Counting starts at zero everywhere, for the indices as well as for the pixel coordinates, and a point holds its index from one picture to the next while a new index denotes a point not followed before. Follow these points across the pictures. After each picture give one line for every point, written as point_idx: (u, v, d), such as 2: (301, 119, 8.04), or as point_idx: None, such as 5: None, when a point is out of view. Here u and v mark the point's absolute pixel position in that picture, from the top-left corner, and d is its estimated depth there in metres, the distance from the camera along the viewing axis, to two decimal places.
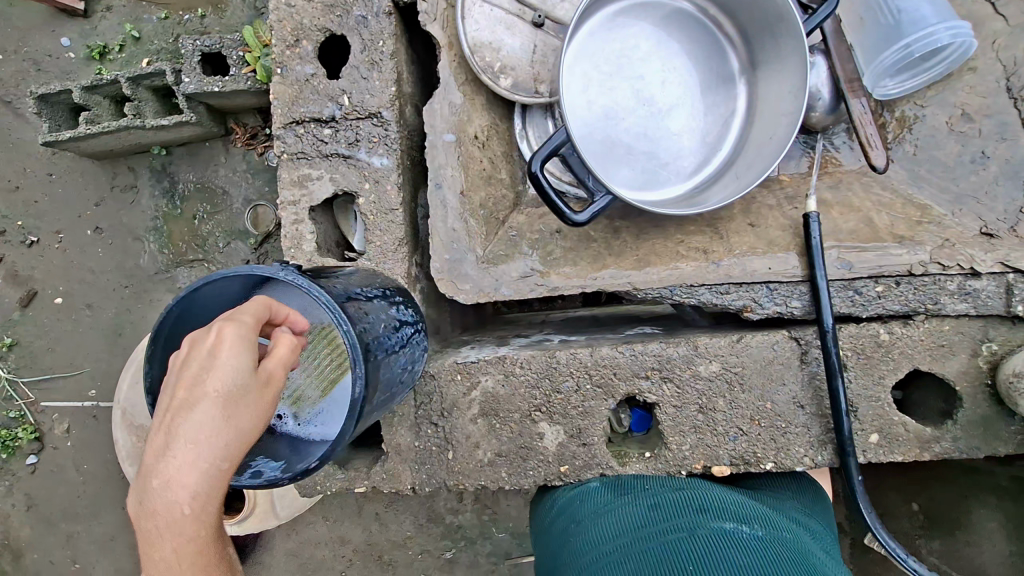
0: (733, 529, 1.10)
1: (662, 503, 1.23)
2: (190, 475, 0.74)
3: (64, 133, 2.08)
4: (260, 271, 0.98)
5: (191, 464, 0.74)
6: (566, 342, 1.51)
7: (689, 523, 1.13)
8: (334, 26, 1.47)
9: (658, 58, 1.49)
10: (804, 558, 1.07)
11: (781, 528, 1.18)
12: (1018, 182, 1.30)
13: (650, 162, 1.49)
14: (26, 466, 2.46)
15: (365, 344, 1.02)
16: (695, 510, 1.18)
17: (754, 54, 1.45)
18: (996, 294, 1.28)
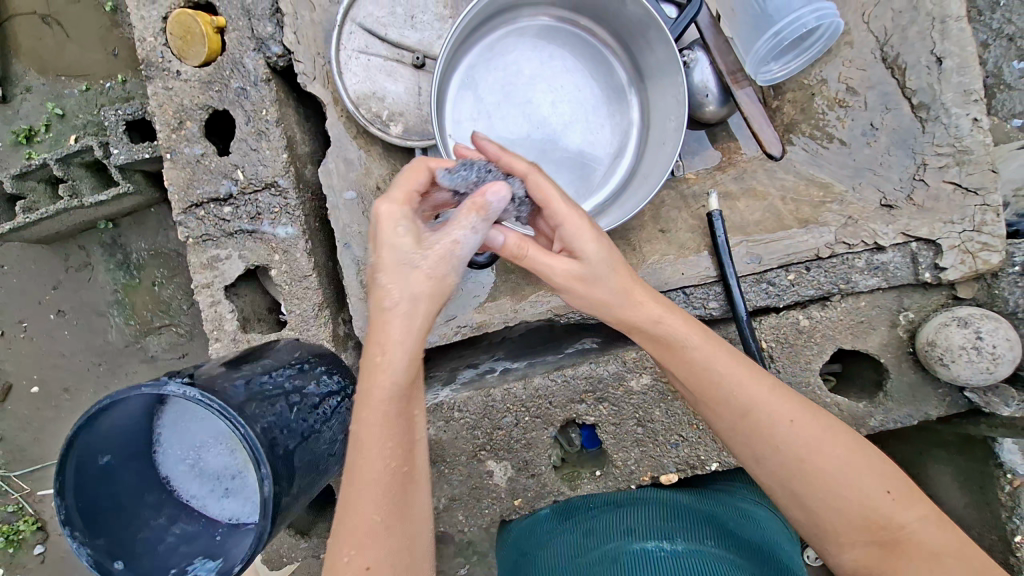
0: (652, 547, 1.15)
1: (596, 528, 1.29)
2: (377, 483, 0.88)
3: (3, 224, 1.95)
4: (148, 389, 0.96)
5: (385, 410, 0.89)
6: (505, 374, 1.51)
7: (612, 549, 1.18)
8: (214, 102, 1.45)
9: (543, 76, 1.45)
10: (723, 561, 1.12)
11: (707, 536, 1.21)
12: (907, 150, 1.30)
13: (558, 184, 1.46)
14: (35, 556, 2.39)
15: (268, 439, 1.02)
16: (623, 532, 1.24)
17: (633, 60, 1.43)
18: (903, 264, 1.28)
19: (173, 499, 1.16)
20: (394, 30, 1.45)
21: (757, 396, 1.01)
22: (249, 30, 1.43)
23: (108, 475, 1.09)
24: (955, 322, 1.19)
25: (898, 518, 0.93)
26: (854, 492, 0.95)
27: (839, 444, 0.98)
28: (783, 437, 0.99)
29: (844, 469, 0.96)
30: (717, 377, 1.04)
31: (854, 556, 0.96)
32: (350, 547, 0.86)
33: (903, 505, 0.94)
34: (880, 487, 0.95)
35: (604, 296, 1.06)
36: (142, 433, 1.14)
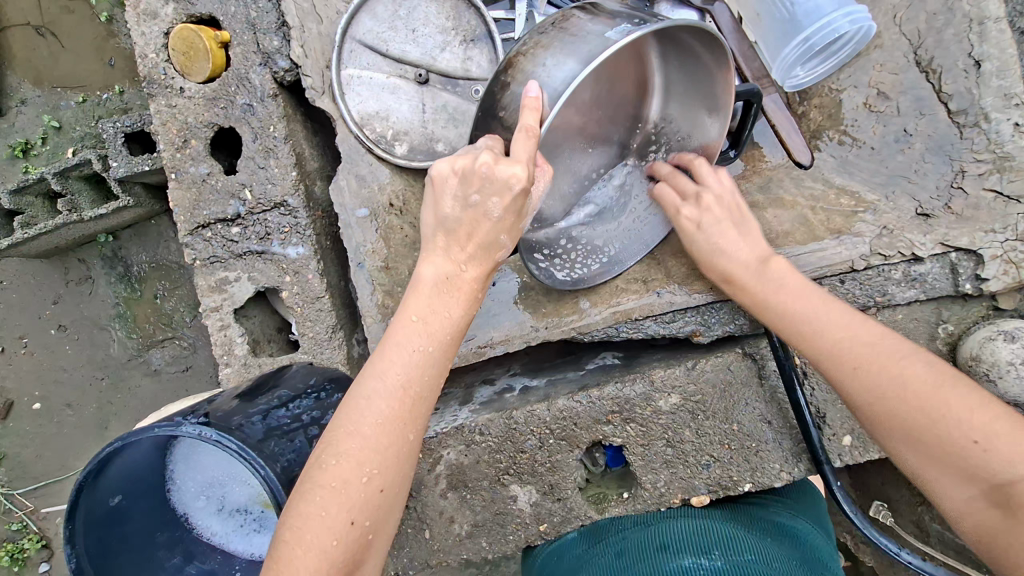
0: (691, 565, 1.08)
1: (628, 548, 1.22)
2: (376, 451, 0.92)
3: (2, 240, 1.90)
4: (161, 430, 0.91)
5: (406, 366, 0.96)
6: (526, 394, 1.45)
7: (648, 568, 1.12)
8: (220, 120, 1.39)
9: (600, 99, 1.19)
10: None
11: (746, 551, 1.13)
12: (944, 156, 1.26)
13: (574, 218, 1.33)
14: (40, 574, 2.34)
15: (288, 478, 0.97)
16: (659, 549, 1.17)
17: (674, 110, 1.29)
18: (942, 275, 1.23)
19: (187, 537, 1.11)
20: (395, 44, 1.39)
21: (844, 341, 1.04)
22: (255, 44, 1.39)
23: (120, 514, 1.05)
24: (1000, 336, 1.14)
25: (995, 467, 0.89)
26: (973, 423, 0.92)
27: (920, 367, 0.98)
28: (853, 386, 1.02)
29: (919, 409, 0.96)
30: (801, 326, 1.09)
31: (961, 495, 0.93)
32: (345, 510, 0.89)
33: (998, 448, 0.90)
34: (965, 434, 0.92)
35: (732, 263, 1.18)
36: (155, 470, 1.08)
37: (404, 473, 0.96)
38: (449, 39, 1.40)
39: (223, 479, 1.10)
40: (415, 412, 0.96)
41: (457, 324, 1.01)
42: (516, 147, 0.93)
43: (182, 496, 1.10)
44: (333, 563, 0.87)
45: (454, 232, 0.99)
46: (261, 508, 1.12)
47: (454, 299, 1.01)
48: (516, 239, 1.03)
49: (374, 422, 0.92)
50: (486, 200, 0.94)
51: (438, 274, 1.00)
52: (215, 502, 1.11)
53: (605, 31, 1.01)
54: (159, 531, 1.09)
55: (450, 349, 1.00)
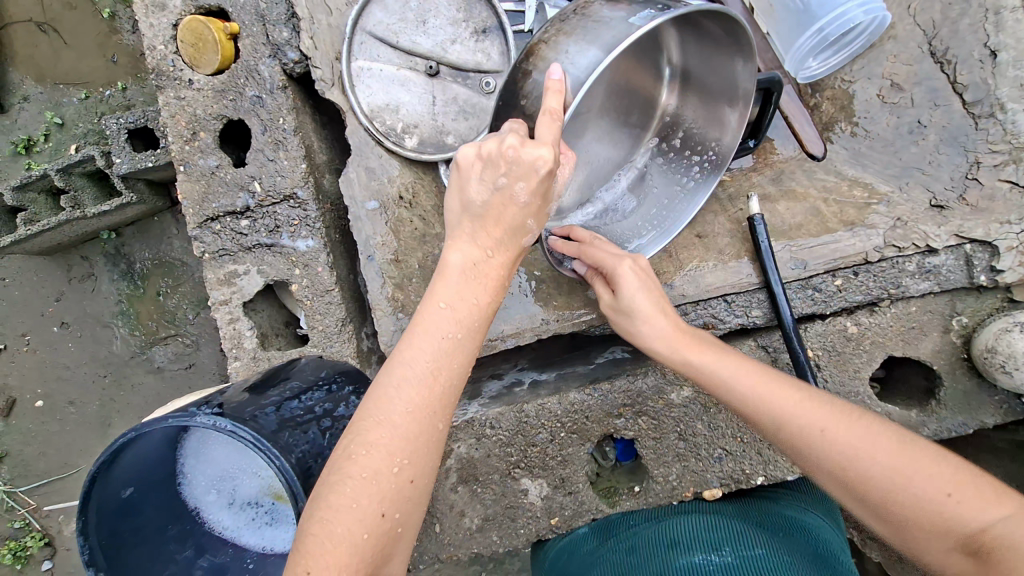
0: (702, 563, 1.09)
1: (640, 543, 1.23)
2: (406, 440, 0.90)
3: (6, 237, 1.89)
4: (175, 421, 0.90)
5: (433, 355, 0.94)
6: (536, 387, 1.44)
7: (660, 567, 1.13)
8: (229, 112, 1.38)
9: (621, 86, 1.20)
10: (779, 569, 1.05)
11: (755, 543, 1.14)
12: (958, 147, 1.25)
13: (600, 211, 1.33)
14: (43, 572, 2.33)
15: (303, 469, 0.96)
16: (668, 547, 1.18)
17: (691, 103, 1.28)
18: (956, 267, 1.22)
19: (198, 530, 1.11)
20: (406, 36, 1.38)
21: (804, 433, 0.94)
22: (264, 36, 1.38)
23: (132, 506, 1.04)
24: (1017, 328, 1.13)
25: (965, 518, 0.83)
26: (926, 493, 0.86)
27: (881, 444, 0.90)
28: (819, 448, 0.93)
29: (926, 525, 0.85)
30: (785, 431, 0.95)
31: (936, 554, 0.85)
32: (377, 501, 0.88)
33: (964, 497, 0.84)
34: (934, 509, 0.84)
35: (651, 334, 1.10)
36: (166, 461, 1.08)
37: (431, 463, 0.95)
38: (459, 30, 1.39)
39: (235, 471, 1.11)
40: (445, 398, 0.94)
41: (484, 311, 0.98)
42: (543, 130, 0.92)
43: (194, 490, 1.10)
44: (362, 556, 0.85)
45: (481, 218, 0.95)
46: (272, 501, 1.12)
47: (477, 287, 0.97)
48: (541, 227, 1.01)
49: (403, 410, 0.91)
50: (513, 185, 0.90)
51: (465, 262, 0.97)
52: (225, 495, 1.11)
53: (630, 16, 1.01)
54: (172, 523, 1.09)
55: (479, 335, 0.98)
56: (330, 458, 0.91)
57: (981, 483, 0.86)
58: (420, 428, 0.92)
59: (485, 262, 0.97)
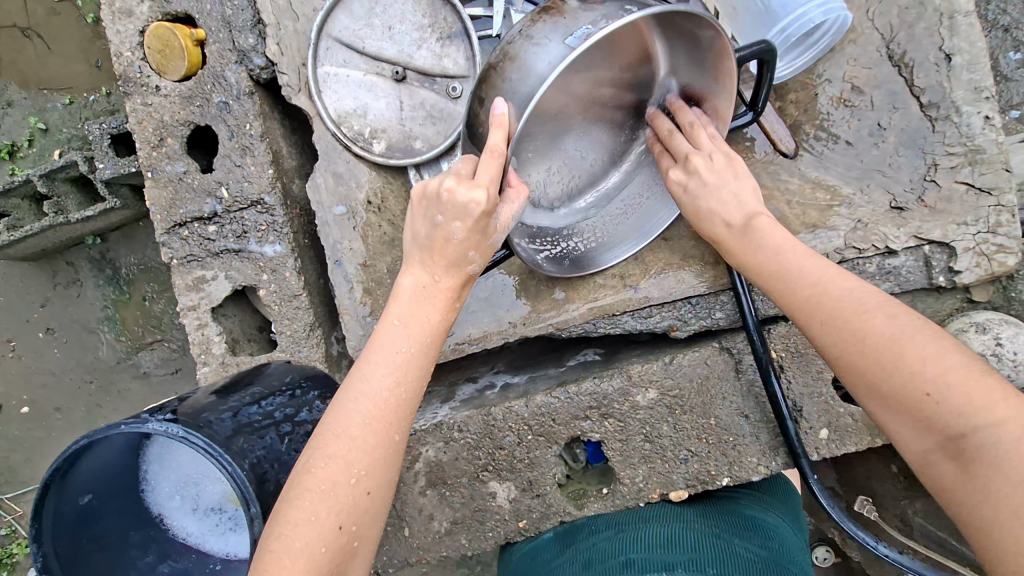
0: None
1: (597, 558, 1.23)
2: (364, 454, 0.90)
3: None
4: (126, 427, 0.90)
5: (388, 371, 0.94)
6: (505, 391, 1.45)
7: None
8: (196, 117, 1.39)
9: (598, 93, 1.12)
10: None
11: (710, 566, 1.11)
12: (917, 149, 1.26)
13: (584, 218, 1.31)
14: None
15: (258, 475, 0.96)
16: (623, 565, 1.16)
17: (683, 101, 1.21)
18: (916, 269, 1.23)
19: (161, 536, 1.10)
20: (372, 42, 1.39)
21: (897, 327, 0.84)
22: (231, 42, 1.38)
23: (91, 513, 1.04)
24: (973, 328, 1.14)
25: (947, 418, 0.78)
26: (954, 382, 0.78)
27: (889, 317, 0.85)
28: (876, 330, 0.85)
29: (878, 362, 0.84)
30: (806, 280, 0.96)
31: (919, 447, 0.82)
32: (334, 514, 0.88)
33: (950, 398, 0.77)
34: (918, 386, 0.80)
35: (715, 226, 1.11)
36: (127, 469, 1.08)
37: (389, 475, 0.94)
38: (425, 36, 1.40)
39: (197, 476, 1.12)
40: (402, 413, 0.95)
41: (437, 328, 1.00)
42: (482, 170, 0.92)
43: (157, 497, 1.10)
44: (319, 570, 0.85)
45: (428, 249, 0.98)
46: (234, 507, 1.13)
47: (430, 308, 0.99)
48: (489, 256, 1.02)
49: (359, 422, 0.91)
50: (449, 223, 0.95)
51: (417, 287, 1.00)
52: (189, 501, 1.11)
53: (572, 32, 0.96)
54: (133, 533, 1.09)
55: (433, 351, 0.99)
56: (291, 475, 0.91)
57: (995, 384, 0.76)
58: (378, 441, 0.92)
59: (434, 287, 1.00)
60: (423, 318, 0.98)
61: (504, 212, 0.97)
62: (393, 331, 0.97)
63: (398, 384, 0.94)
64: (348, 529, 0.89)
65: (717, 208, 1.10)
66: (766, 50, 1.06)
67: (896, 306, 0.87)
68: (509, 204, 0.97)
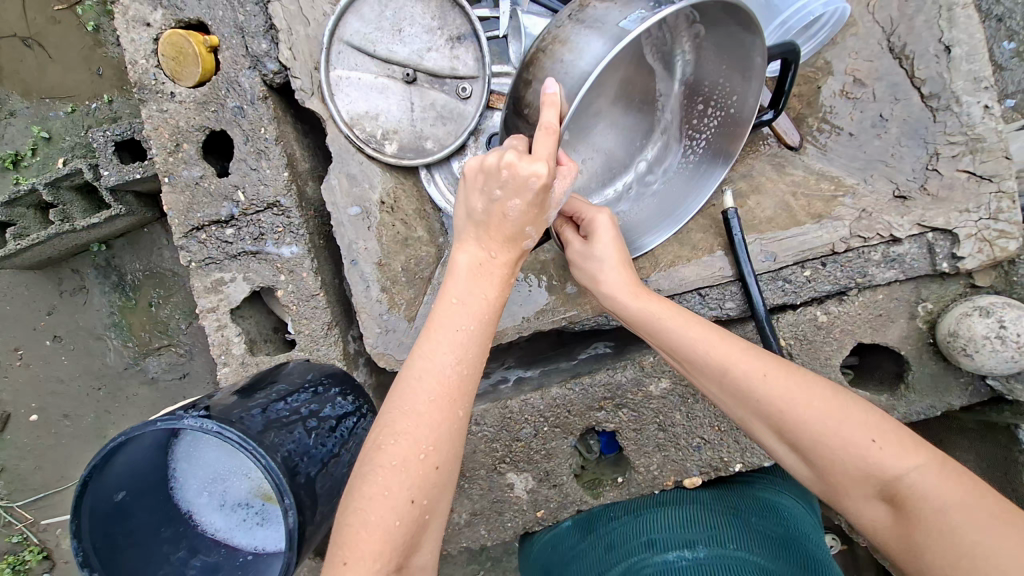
0: (675, 558, 1.15)
1: (620, 539, 1.30)
2: (432, 429, 0.94)
3: None
4: (163, 423, 0.93)
5: (454, 347, 0.97)
6: (520, 384, 1.48)
7: (637, 563, 1.20)
8: (211, 123, 1.41)
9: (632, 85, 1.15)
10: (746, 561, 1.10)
11: (728, 539, 1.18)
12: (919, 139, 1.29)
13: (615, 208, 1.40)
14: None
15: (290, 467, 0.99)
16: (645, 545, 1.23)
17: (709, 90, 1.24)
18: (920, 256, 1.26)
19: (192, 531, 1.13)
20: (383, 45, 1.41)
21: (756, 371, 0.95)
22: (243, 47, 1.40)
23: (122, 511, 1.06)
24: (977, 312, 1.17)
25: (886, 465, 0.84)
26: (839, 441, 0.87)
27: (815, 395, 0.91)
28: (757, 392, 0.95)
29: (804, 424, 0.90)
30: (687, 347, 1.03)
31: (867, 513, 0.87)
32: (405, 488, 0.91)
33: (888, 447, 0.85)
34: (802, 443, 0.90)
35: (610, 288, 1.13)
36: (156, 467, 1.11)
37: (457, 448, 0.97)
38: (435, 38, 1.43)
39: (224, 474, 1.14)
40: (470, 385, 0.98)
41: (493, 304, 1.01)
42: (540, 145, 0.95)
43: (185, 494, 1.13)
44: (396, 541, 0.90)
45: (483, 224, 1.00)
46: (262, 501, 1.15)
47: (484, 284, 1.01)
48: (541, 232, 1.05)
49: (426, 399, 0.94)
50: (507, 200, 0.96)
51: (473, 263, 1.02)
52: (217, 497, 1.14)
53: (622, 17, 1.01)
54: (164, 529, 1.11)
55: (491, 328, 1.01)
56: (365, 450, 0.95)
57: (888, 430, 0.87)
58: (445, 417, 0.95)
59: (488, 265, 1.02)
60: (480, 295, 1.00)
61: (556, 188, 1.02)
62: (454, 308, 0.99)
63: (462, 360, 0.97)
64: (420, 503, 0.93)
65: (709, 254, 1.13)
66: (791, 49, 1.10)
67: (781, 366, 0.95)
68: (560, 179, 1.02)
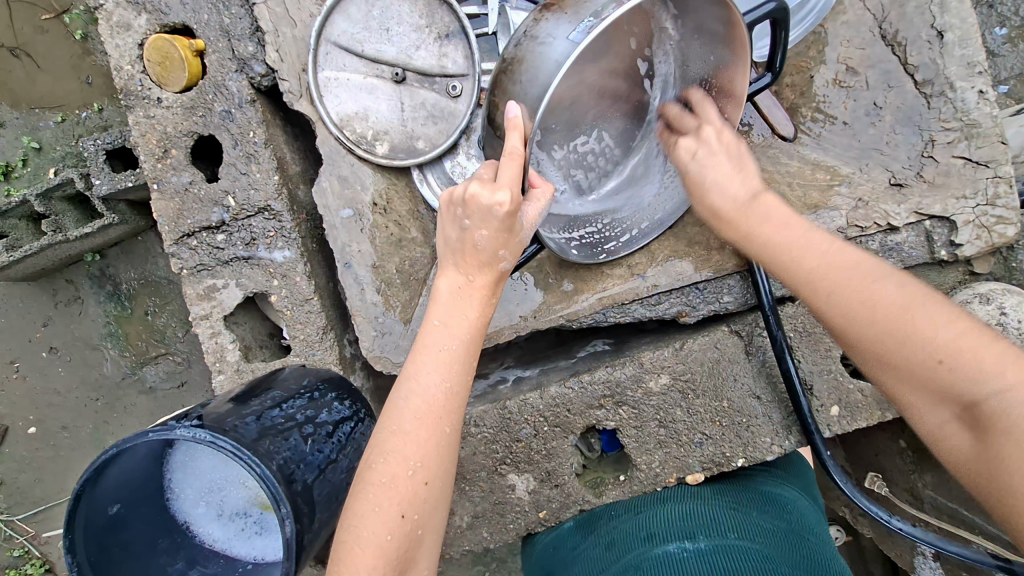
0: (675, 550, 1.14)
1: (616, 538, 1.27)
2: (418, 448, 0.93)
3: None
4: (155, 434, 0.91)
5: (439, 370, 0.96)
6: (519, 384, 1.46)
7: (635, 559, 1.17)
8: (199, 128, 1.40)
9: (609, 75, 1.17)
10: (753, 556, 1.09)
11: (728, 531, 1.18)
12: (914, 127, 1.28)
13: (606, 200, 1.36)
14: None
15: (286, 475, 0.98)
16: (645, 539, 1.22)
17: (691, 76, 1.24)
18: (918, 244, 1.25)
19: (189, 542, 1.12)
20: (371, 45, 1.40)
21: (829, 266, 0.95)
22: (230, 51, 1.39)
23: (118, 522, 1.05)
24: (977, 299, 1.15)
25: (964, 386, 0.83)
26: (980, 360, 0.82)
27: (943, 328, 0.85)
28: (886, 326, 0.89)
29: (889, 332, 0.89)
30: (822, 272, 0.95)
31: (935, 419, 0.88)
32: (396, 504, 0.90)
33: (962, 365, 0.83)
34: (929, 354, 0.85)
35: (722, 200, 1.07)
36: (152, 477, 1.09)
37: (447, 463, 0.96)
38: (423, 35, 1.41)
39: (221, 483, 1.12)
40: (456, 403, 0.97)
41: (477, 325, 1.01)
42: (504, 171, 0.95)
43: (182, 504, 1.11)
44: (389, 557, 0.88)
45: (459, 251, 1.01)
46: (260, 510, 1.14)
47: (461, 309, 1.01)
48: (518, 252, 1.04)
49: (413, 418, 0.94)
50: (476, 229, 0.98)
51: (454, 285, 1.02)
52: (214, 507, 1.12)
53: (572, 29, 0.98)
54: (161, 542, 1.09)
55: (476, 347, 1.00)
56: (357, 476, 0.94)
57: (1005, 348, 0.83)
58: (435, 434, 0.94)
59: (467, 291, 1.02)
60: (461, 320, 1.00)
61: (529, 210, 1.02)
62: (433, 332, 0.99)
63: (448, 379, 0.96)
64: (411, 521, 0.91)
65: (721, 181, 1.07)
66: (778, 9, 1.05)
67: (899, 278, 0.91)
68: (532, 203, 1.02)
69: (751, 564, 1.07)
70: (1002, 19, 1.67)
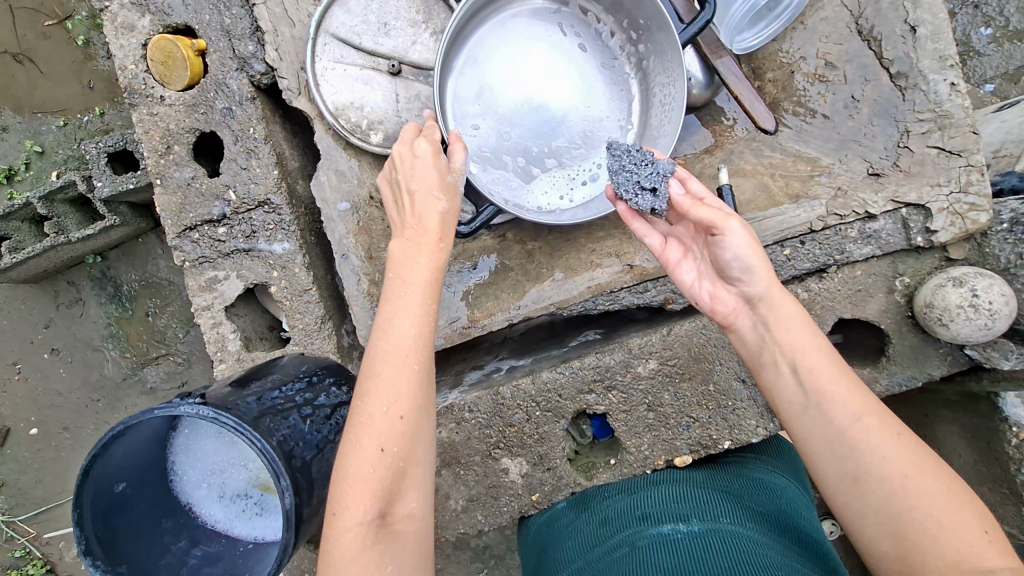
0: (668, 531, 1.15)
1: (612, 517, 1.29)
2: (393, 390, 0.94)
3: None
4: (161, 411, 0.96)
5: (404, 315, 1.00)
6: (512, 371, 1.51)
7: (629, 537, 1.18)
8: (201, 124, 1.44)
9: (540, 68, 1.42)
10: (744, 538, 1.10)
11: (721, 514, 1.19)
12: (889, 119, 1.34)
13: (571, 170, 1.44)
14: None
15: (285, 451, 1.02)
16: (640, 519, 1.23)
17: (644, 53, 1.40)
18: (895, 231, 1.29)
19: (191, 523, 1.15)
20: (369, 38, 1.45)
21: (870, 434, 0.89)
22: (231, 50, 1.44)
23: (123, 502, 1.08)
24: (951, 282, 1.20)
25: (977, 555, 0.79)
26: (930, 508, 0.83)
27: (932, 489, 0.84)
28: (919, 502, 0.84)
29: (936, 531, 0.81)
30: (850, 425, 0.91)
31: None
32: (374, 438, 0.92)
33: (986, 540, 0.81)
34: (973, 524, 0.81)
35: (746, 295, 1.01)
36: (156, 460, 1.13)
37: (422, 401, 0.96)
38: (419, 30, 1.47)
39: (224, 465, 1.17)
40: (423, 338, 1.00)
41: (431, 268, 1.05)
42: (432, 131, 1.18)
43: (185, 486, 1.15)
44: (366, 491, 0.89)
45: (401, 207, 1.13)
46: (260, 492, 1.17)
47: (416, 258, 1.06)
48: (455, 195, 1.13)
49: (381, 356, 0.97)
50: (409, 179, 1.11)
51: (403, 241, 1.07)
52: (216, 489, 1.16)
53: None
54: (165, 523, 1.13)
55: (432, 286, 1.04)
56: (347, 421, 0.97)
57: (971, 510, 0.83)
58: (409, 370, 0.96)
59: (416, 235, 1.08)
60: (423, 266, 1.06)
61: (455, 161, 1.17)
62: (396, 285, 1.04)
63: (414, 319, 1.00)
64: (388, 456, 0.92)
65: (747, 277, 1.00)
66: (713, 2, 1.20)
67: (919, 459, 0.87)
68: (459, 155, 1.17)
69: (743, 544, 1.08)
70: (984, 20, 1.73)
